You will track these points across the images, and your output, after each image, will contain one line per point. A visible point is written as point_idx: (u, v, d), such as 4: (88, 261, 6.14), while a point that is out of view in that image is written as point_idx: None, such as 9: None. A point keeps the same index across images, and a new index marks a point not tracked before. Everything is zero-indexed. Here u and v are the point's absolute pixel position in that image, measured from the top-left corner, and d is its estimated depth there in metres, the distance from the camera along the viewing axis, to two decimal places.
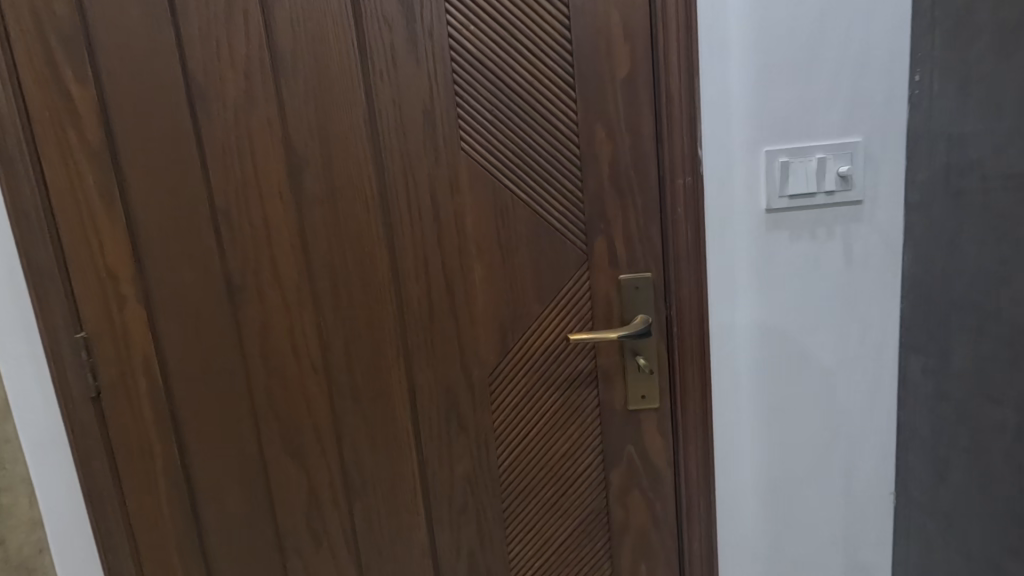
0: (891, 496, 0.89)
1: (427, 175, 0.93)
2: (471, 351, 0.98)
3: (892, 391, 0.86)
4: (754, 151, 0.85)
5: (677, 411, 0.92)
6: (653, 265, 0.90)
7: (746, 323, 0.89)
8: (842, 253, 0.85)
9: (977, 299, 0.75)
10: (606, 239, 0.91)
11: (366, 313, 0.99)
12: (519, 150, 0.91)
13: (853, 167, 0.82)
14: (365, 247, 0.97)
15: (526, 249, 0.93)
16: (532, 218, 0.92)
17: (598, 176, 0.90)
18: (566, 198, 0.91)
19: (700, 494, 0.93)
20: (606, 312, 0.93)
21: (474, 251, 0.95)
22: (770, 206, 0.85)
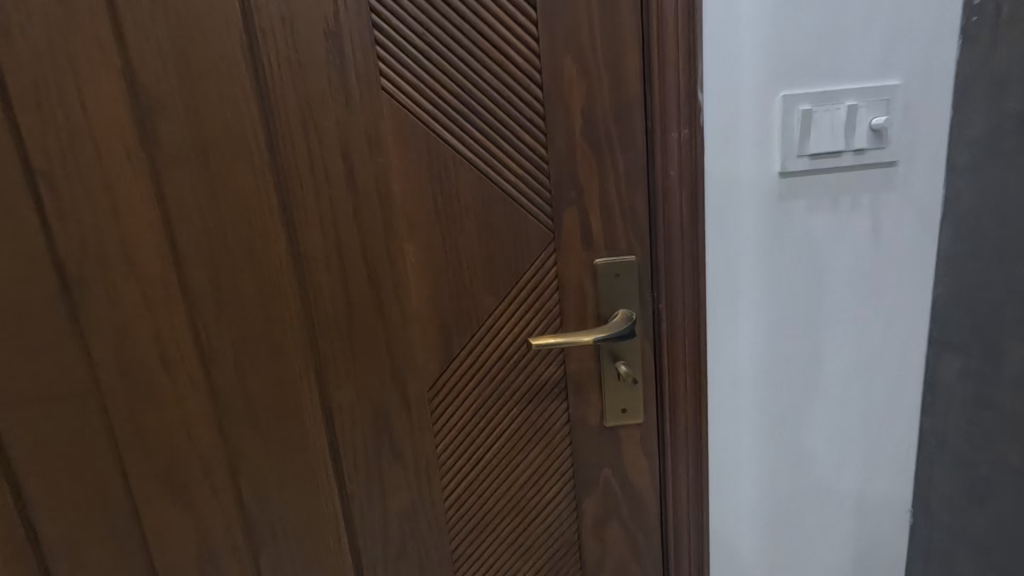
0: (906, 512, 0.76)
1: (337, 125, 0.68)
2: (405, 360, 0.75)
3: (916, 393, 0.72)
4: (768, 96, 0.65)
5: (666, 425, 0.75)
6: (637, 245, 0.70)
7: (751, 317, 0.72)
8: (868, 229, 0.68)
9: None
10: (577, 212, 0.69)
11: (259, 314, 0.73)
12: (461, 93, 0.67)
13: (889, 118, 0.65)
14: (252, 224, 0.70)
15: (474, 227, 0.71)
16: (481, 185, 0.69)
17: (568, 128, 0.67)
18: (526, 158, 0.68)
19: (691, 522, 0.77)
20: (578, 307, 0.72)
21: (405, 230, 0.71)
22: (786, 168, 0.67)
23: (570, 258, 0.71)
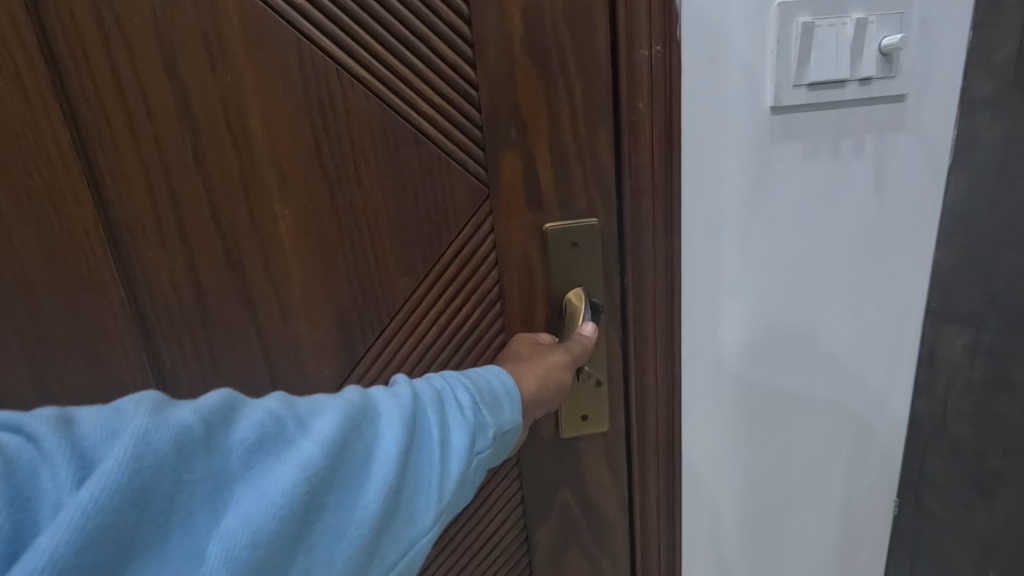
0: (892, 503, 0.67)
1: (155, 25, 0.45)
2: (290, 366, 0.55)
3: (909, 372, 0.62)
4: (760, 2, 0.49)
5: (634, 431, 0.59)
6: (600, 205, 0.53)
7: (734, 292, 0.57)
8: (872, 177, 0.55)
9: None
10: (521, 159, 0.51)
11: (67, 308, 0.51)
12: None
13: (905, 38, 0.50)
14: (40, 179, 0.48)
15: (376, 181, 0.51)
16: (384, 119, 0.49)
17: (504, 39, 0.48)
18: (446, 82, 0.49)
19: (663, 544, 0.63)
20: (523, 287, 0.55)
21: (275, 184, 0.50)
22: (780, 102, 0.51)
23: (511, 223, 0.53)
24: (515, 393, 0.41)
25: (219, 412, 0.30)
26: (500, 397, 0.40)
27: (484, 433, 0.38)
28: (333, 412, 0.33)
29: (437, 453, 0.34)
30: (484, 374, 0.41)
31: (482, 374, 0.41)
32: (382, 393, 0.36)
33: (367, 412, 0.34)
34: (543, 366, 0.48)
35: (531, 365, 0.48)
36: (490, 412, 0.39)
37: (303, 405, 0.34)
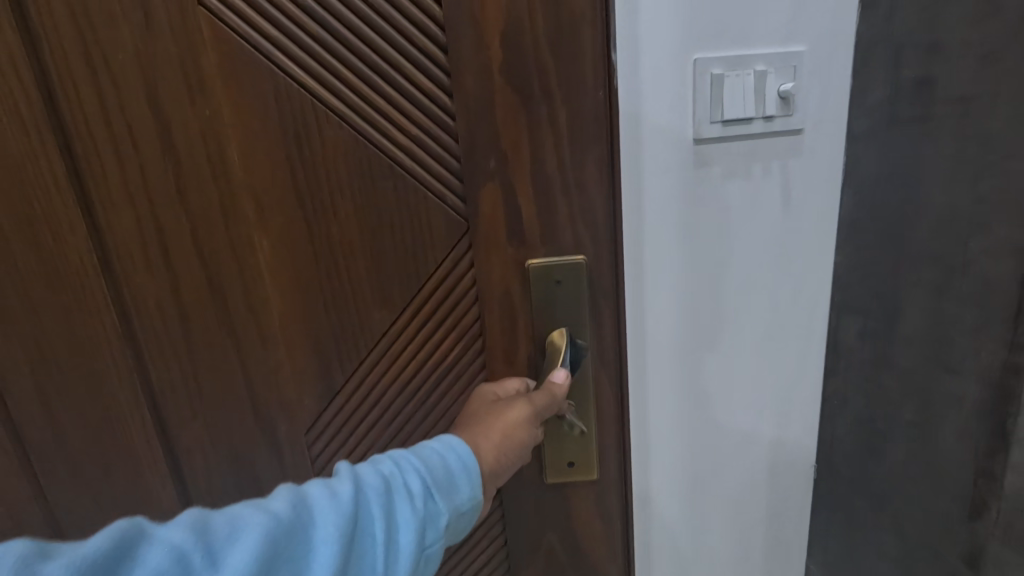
0: (812, 467, 0.79)
1: (155, 80, 0.52)
2: (268, 376, 0.61)
3: (819, 356, 0.73)
4: (680, 57, 0.59)
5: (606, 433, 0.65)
6: (584, 236, 0.58)
7: (670, 291, 0.67)
8: (780, 193, 0.66)
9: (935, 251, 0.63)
10: (501, 196, 0.57)
11: (88, 323, 0.57)
12: (338, 25, 0.52)
13: (796, 84, 0.62)
14: (53, 206, 0.54)
15: (352, 212, 0.56)
16: (354, 156, 0.55)
17: (487, 87, 0.54)
18: (422, 115, 0.54)
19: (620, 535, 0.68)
20: (508, 315, 0.60)
21: (247, 211, 0.56)
22: (700, 135, 0.62)
23: (493, 254, 0.58)
24: (468, 467, 0.43)
25: (120, 553, 0.29)
26: (451, 477, 0.42)
27: (435, 518, 0.39)
28: (251, 537, 0.32)
29: (381, 557, 0.35)
30: (434, 451, 0.43)
31: (434, 450, 0.43)
32: (318, 496, 0.36)
33: (296, 526, 0.34)
34: (502, 433, 0.51)
35: (488, 432, 0.51)
36: (441, 496, 0.40)
37: (217, 528, 0.32)
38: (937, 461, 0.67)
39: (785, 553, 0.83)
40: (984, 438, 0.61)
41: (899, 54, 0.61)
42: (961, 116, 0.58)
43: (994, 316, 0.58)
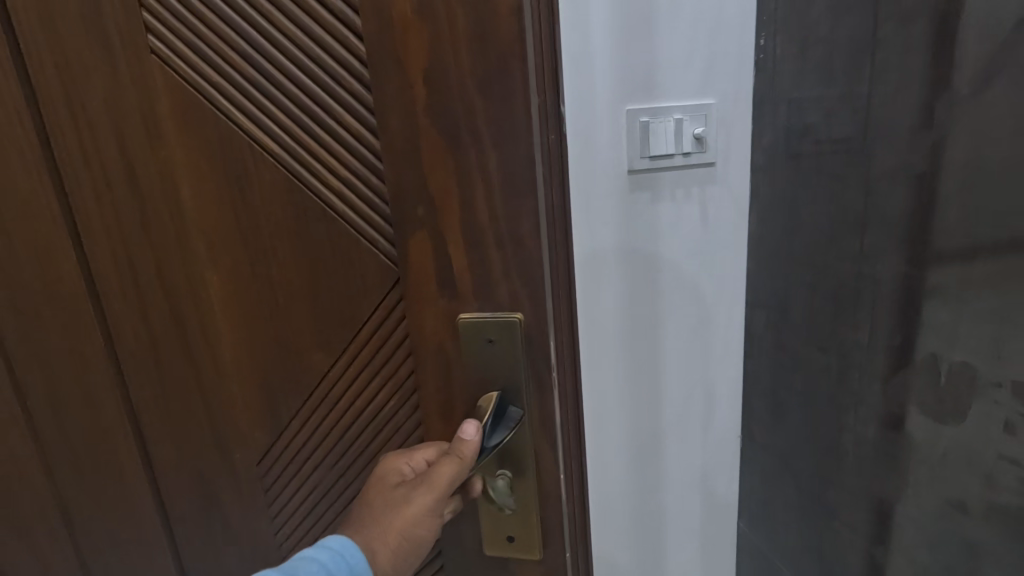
0: (739, 442, 0.93)
1: (118, 95, 0.45)
2: (214, 440, 0.53)
3: (738, 344, 0.88)
4: (617, 109, 0.75)
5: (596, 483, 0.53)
6: (522, 294, 0.41)
7: (613, 289, 0.83)
8: (699, 213, 0.82)
9: (808, 255, 0.76)
10: (431, 246, 0.42)
11: (67, 371, 0.53)
12: (249, 58, 0.42)
13: (707, 129, 0.78)
14: (37, 253, 0.50)
15: (298, 267, 0.46)
16: (291, 205, 0.44)
17: (409, 120, 0.39)
18: (347, 158, 0.42)
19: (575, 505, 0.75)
20: (444, 383, 0.45)
21: (194, 262, 0.48)
22: (632, 167, 0.77)
23: (424, 314, 0.43)
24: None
25: None
26: None
27: None
28: None
29: None
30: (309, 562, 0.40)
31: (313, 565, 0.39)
32: None
33: None
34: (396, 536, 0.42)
35: (384, 534, 0.42)
36: None
37: None
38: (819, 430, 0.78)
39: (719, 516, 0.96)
40: (877, 432, 0.68)
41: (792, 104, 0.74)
42: (818, 154, 0.73)
43: (845, 304, 0.71)
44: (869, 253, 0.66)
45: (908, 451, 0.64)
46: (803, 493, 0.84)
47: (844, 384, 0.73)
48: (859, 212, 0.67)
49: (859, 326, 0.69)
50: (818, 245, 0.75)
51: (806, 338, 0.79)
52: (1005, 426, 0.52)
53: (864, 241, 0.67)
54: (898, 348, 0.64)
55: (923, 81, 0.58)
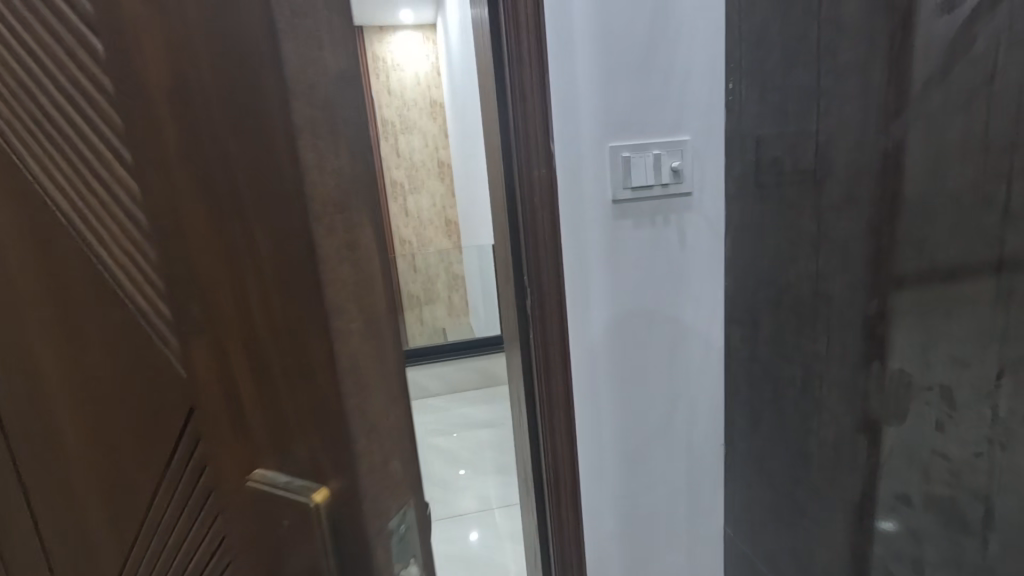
0: (722, 446, 1.02)
1: None
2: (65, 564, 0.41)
3: (718, 354, 0.98)
4: (601, 145, 0.85)
5: (531, 395, 0.94)
6: (325, 460, 0.28)
7: (600, 307, 0.91)
8: (677, 237, 0.91)
9: (773, 275, 0.85)
10: (215, 366, 0.29)
11: None
12: (19, 83, 0.31)
13: (683, 162, 0.88)
14: None
15: (109, 366, 0.33)
16: (84, 284, 0.32)
17: (170, 188, 0.27)
18: (122, 225, 0.29)
19: (568, 467, 0.94)
20: (251, 544, 0.32)
21: (2, 343, 0.36)
22: (616, 197, 0.87)
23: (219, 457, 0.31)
24: None
25: None
26: None
27: None
28: None
29: None
30: None
31: None
32: None
33: None
34: None
35: None
36: None
37: None
38: (789, 434, 0.86)
39: (704, 516, 1.05)
40: (838, 432, 0.75)
41: (759, 140, 0.83)
42: (779, 184, 0.81)
43: (805, 319, 0.79)
44: (825, 273, 0.74)
45: (863, 450, 0.71)
46: (777, 495, 0.91)
47: (809, 391, 0.80)
48: (814, 237, 0.76)
49: (818, 339, 0.77)
50: (780, 265, 0.83)
51: (774, 350, 0.87)
52: (937, 425, 0.60)
53: (821, 262, 0.75)
54: (852, 357, 0.71)
55: (865, 124, 0.66)
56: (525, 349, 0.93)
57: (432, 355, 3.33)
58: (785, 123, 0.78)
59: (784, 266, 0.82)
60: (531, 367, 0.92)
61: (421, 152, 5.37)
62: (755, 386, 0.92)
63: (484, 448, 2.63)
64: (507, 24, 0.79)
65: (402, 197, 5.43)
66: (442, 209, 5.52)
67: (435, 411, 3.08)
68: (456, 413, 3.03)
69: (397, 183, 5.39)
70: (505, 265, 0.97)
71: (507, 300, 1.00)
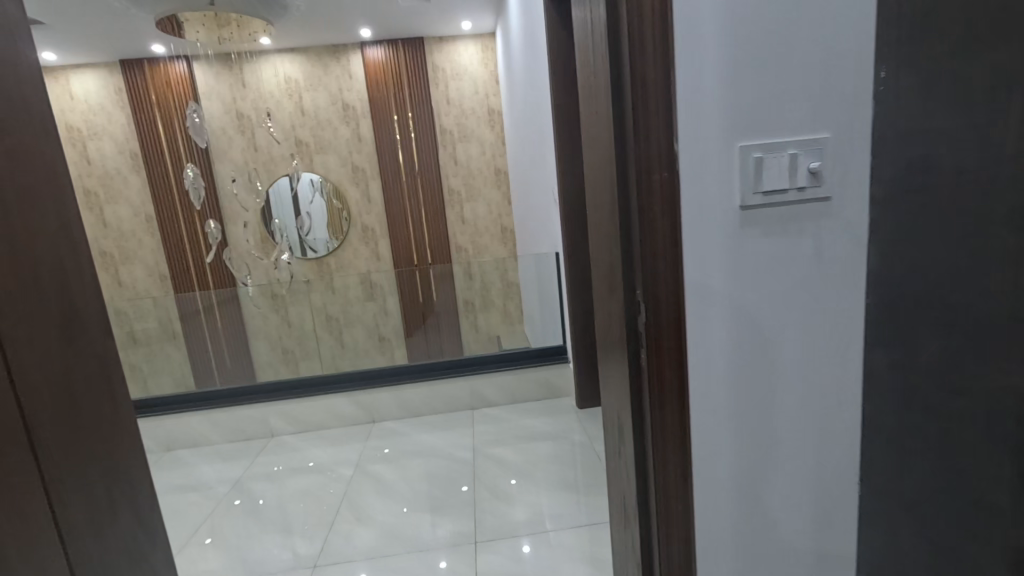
0: (856, 485, 0.89)
1: None
2: None
3: (856, 381, 0.85)
4: (728, 144, 0.76)
5: (641, 418, 0.86)
6: None
7: (722, 323, 0.82)
8: (812, 247, 0.80)
9: (933, 291, 0.75)
10: None
11: None
12: None
13: (823, 163, 0.77)
14: None
15: None
16: None
17: None
18: None
19: (679, 501, 0.85)
20: None
21: None
22: (745, 203, 0.78)
23: None
24: None
25: None
26: None
27: None
28: None
29: None
30: None
31: None
32: None
33: None
34: None
35: None
36: None
37: None
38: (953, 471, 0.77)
39: (832, 565, 0.92)
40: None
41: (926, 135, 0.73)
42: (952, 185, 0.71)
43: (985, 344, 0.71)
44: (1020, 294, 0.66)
45: None
46: (930, 535, 0.82)
47: (985, 425, 0.72)
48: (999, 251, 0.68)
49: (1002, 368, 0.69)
50: (945, 282, 0.74)
51: (932, 377, 0.77)
52: None
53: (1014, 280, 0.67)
54: None
55: None
56: (634, 369, 0.85)
57: (493, 364, 3.29)
58: (960, 119, 0.69)
59: (965, 281, 0.72)
60: (641, 389, 0.85)
61: (477, 160, 5.44)
62: (907, 417, 0.81)
63: (544, 463, 2.54)
64: (629, 11, 0.71)
65: (459, 205, 5.50)
66: (497, 216, 5.58)
67: (495, 421, 3.01)
68: (516, 424, 2.95)
69: (454, 192, 5.48)
70: (610, 277, 0.90)
71: (611, 315, 0.93)
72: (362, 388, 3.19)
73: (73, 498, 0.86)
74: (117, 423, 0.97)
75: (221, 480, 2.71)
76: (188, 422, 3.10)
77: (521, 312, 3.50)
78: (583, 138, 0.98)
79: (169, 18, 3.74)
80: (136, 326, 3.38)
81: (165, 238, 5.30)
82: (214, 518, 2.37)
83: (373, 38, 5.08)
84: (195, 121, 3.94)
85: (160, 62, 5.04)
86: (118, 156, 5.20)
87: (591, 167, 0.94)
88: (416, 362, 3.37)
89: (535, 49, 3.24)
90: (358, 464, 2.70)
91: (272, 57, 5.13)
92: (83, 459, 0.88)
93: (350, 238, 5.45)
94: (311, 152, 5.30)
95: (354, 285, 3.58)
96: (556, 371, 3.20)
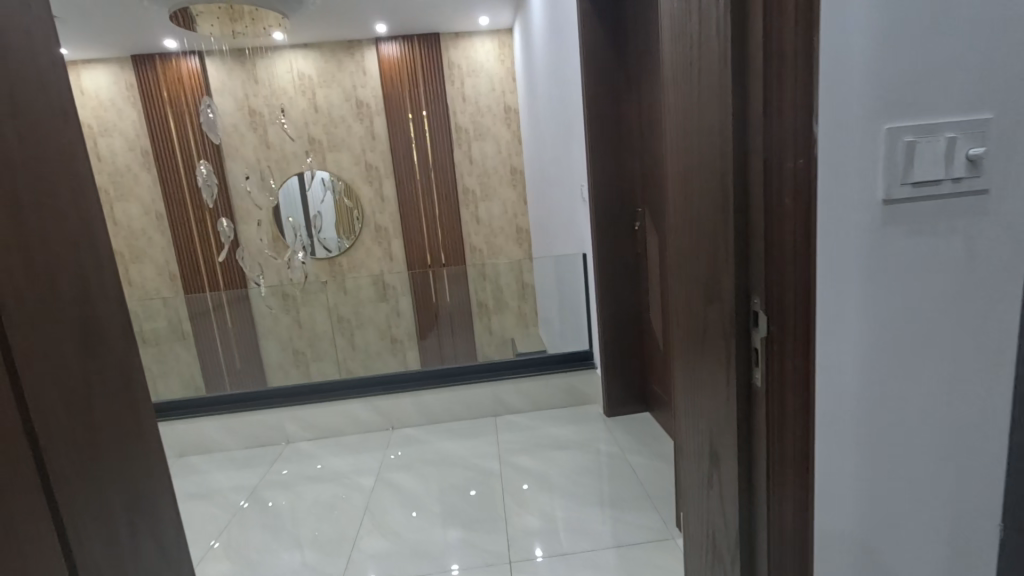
0: (1000, 528, 0.77)
1: None
2: None
3: (1006, 407, 0.73)
4: (873, 126, 0.64)
5: (753, 448, 0.74)
6: None
7: (856, 339, 0.69)
8: (965, 250, 0.68)
9: None
10: None
11: None
12: None
13: (983, 149, 0.65)
14: None
15: None
16: None
17: None
18: None
19: (797, 546, 0.73)
20: None
21: None
22: (890, 196, 0.65)
23: None
24: None
25: None
26: None
27: None
28: None
29: None
30: None
31: None
32: None
33: None
34: None
35: None
36: None
37: None
38: None
39: None
40: None
41: None
42: None
43: None
44: None
45: None
46: None
47: None
48: None
49: None
50: None
51: None
52: None
53: None
54: None
55: None
56: (746, 390, 0.73)
57: (515, 369, 3.17)
58: None
59: None
60: (754, 415, 0.72)
61: (493, 159, 5.32)
62: None
63: (574, 474, 2.42)
64: None
65: (474, 204, 5.38)
66: (512, 215, 5.46)
67: (520, 429, 2.89)
68: (541, 432, 2.83)
69: (469, 191, 5.36)
70: (710, 282, 0.78)
71: (708, 326, 0.81)
72: (381, 393, 3.08)
73: (90, 531, 0.76)
74: (142, 441, 0.87)
75: (236, 489, 2.60)
76: (200, 427, 2.99)
77: (537, 314, 3.39)
78: (671, 122, 0.86)
79: (182, 11, 3.66)
80: (145, 326, 3.29)
81: (175, 237, 5.20)
82: (230, 531, 2.26)
83: (388, 34, 4.97)
84: (209, 116, 3.84)
85: (171, 57, 4.96)
86: (129, 153, 5.11)
87: (685, 156, 0.82)
88: (436, 366, 3.25)
89: (561, 42, 3.12)
90: (379, 474, 2.59)
91: (285, 53, 5.04)
92: (102, 484, 0.78)
93: (363, 238, 5.35)
94: (324, 150, 5.20)
95: (365, 285, 3.43)
96: (581, 378, 3.08)
